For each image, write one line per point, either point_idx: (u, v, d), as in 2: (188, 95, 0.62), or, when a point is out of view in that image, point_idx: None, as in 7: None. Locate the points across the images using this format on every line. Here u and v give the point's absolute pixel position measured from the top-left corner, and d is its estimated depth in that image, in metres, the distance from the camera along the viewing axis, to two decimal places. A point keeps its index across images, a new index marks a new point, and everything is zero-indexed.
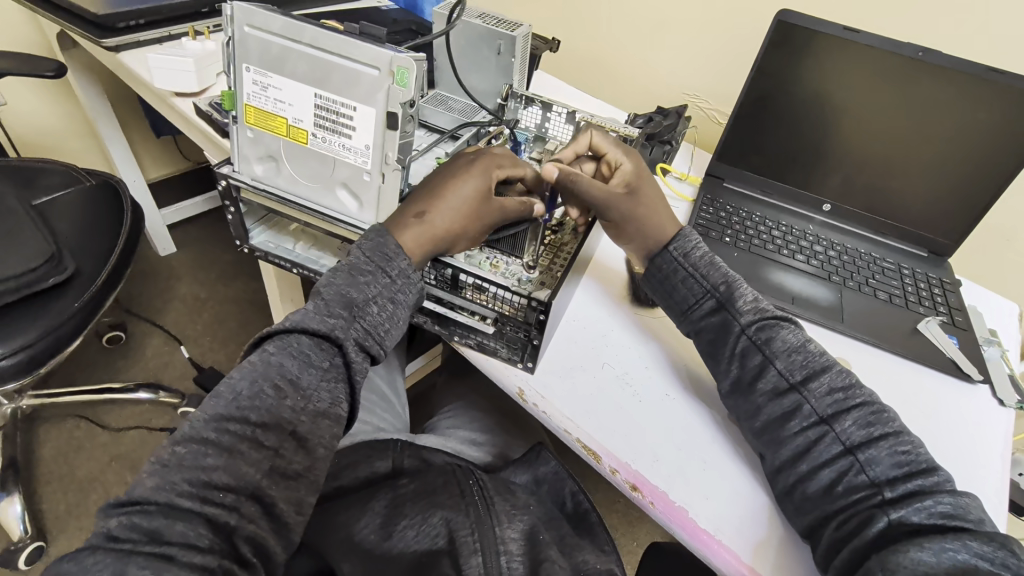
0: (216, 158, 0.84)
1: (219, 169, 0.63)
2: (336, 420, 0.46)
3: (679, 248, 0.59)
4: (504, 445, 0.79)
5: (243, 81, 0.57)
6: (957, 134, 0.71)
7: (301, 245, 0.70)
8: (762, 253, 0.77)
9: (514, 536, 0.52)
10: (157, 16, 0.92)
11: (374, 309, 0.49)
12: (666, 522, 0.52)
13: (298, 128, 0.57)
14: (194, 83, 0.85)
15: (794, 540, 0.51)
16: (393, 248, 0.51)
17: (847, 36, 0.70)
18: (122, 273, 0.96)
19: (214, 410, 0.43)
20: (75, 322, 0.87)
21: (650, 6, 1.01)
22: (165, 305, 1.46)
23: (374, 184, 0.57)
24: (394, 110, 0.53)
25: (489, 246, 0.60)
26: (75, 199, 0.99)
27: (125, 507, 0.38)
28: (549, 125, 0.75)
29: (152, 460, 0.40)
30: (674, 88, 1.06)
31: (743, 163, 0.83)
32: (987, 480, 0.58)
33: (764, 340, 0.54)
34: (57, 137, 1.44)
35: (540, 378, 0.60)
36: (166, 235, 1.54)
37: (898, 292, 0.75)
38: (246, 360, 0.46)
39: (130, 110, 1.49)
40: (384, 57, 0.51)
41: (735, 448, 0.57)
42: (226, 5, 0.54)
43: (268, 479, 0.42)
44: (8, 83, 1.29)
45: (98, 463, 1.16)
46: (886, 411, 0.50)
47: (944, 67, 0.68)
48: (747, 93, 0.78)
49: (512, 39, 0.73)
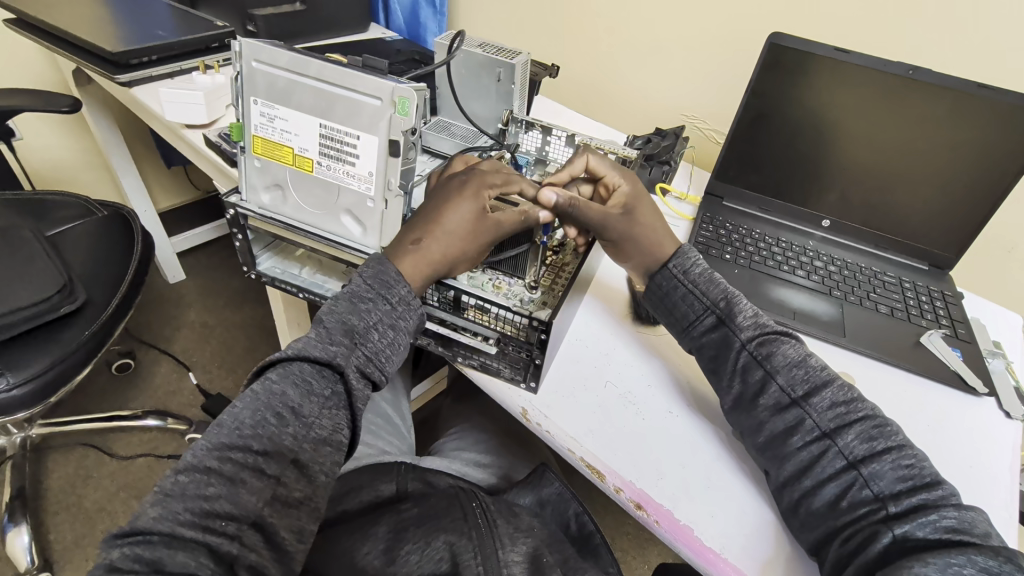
0: (223, 187, 0.86)
1: (227, 199, 0.65)
2: (337, 447, 0.47)
3: (678, 266, 0.60)
4: (507, 466, 0.79)
5: (251, 113, 0.59)
6: (948, 148, 0.72)
7: (306, 271, 0.72)
8: (763, 269, 0.78)
9: (518, 559, 0.53)
10: (169, 52, 0.96)
11: (375, 336, 0.50)
12: (671, 541, 0.52)
13: (303, 157, 0.59)
14: (204, 116, 0.88)
15: (803, 557, 0.51)
16: (393, 275, 0.53)
17: (838, 57, 0.72)
18: (132, 301, 0.98)
19: (215, 439, 0.43)
20: (87, 349, 0.88)
21: (645, 27, 1.04)
22: (175, 332, 1.48)
23: (377, 210, 0.58)
24: (396, 138, 0.54)
25: (492, 267, 0.61)
26: (88, 229, 1.02)
27: (127, 537, 0.38)
28: (549, 148, 0.74)
29: (156, 489, 0.41)
30: (671, 109, 1.09)
31: (741, 182, 0.85)
32: (999, 494, 0.57)
33: (764, 356, 0.54)
34: (70, 171, 1.48)
35: (543, 399, 0.61)
36: (175, 263, 1.57)
37: (900, 306, 0.75)
38: (248, 389, 0.47)
39: (143, 144, 1.53)
40: (385, 87, 0.53)
41: (741, 466, 0.57)
42: (236, 42, 0.57)
43: (269, 508, 0.43)
44: (25, 118, 1.33)
45: (106, 493, 1.16)
46: (889, 424, 0.50)
47: (934, 84, 0.70)
48: (743, 113, 0.79)
49: (511, 67, 0.76)
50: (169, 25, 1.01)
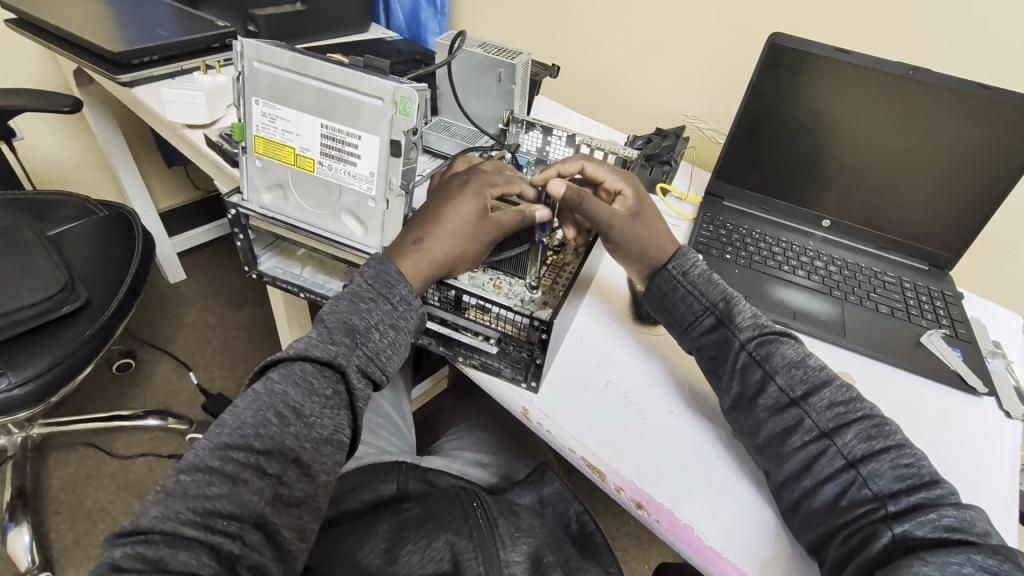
0: (224, 187, 0.86)
1: (228, 198, 0.65)
2: (339, 447, 0.47)
3: (678, 266, 0.60)
4: (508, 466, 0.79)
5: (253, 113, 0.59)
6: (948, 149, 0.72)
7: (307, 270, 0.72)
8: (763, 269, 0.78)
9: (518, 559, 0.53)
10: (170, 51, 0.96)
11: (376, 336, 0.50)
12: (671, 540, 0.52)
13: (304, 157, 0.59)
14: (205, 116, 0.89)
15: (803, 557, 0.51)
16: (394, 275, 0.53)
17: (838, 57, 0.72)
18: (133, 300, 0.98)
19: (217, 438, 0.44)
20: (88, 348, 0.89)
21: (646, 28, 1.04)
22: (175, 332, 1.48)
23: (378, 210, 0.58)
24: (397, 138, 0.54)
25: (493, 267, 0.61)
26: (89, 229, 1.02)
27: (129, 537, 0.39)
28: (549, 148, 0.75)
29: (158, 488, 0.41)
30: (671, 110, 1.09)
31: (741, 182, 0.85)
32: (998, 493, 0.57)
33: (764, 356, 0.54)
34: (71, 171, 1.48)
35: (544, 399, 0.61)
36: (176, 263, 1.57)
37: (900, 305, 0.75)
38: (250, 388, 0.47)
39: (143, 144, 1.53)
40: (387, 87, 0.53)
41: (741, 466, 0.57)
42: (237, 42, 0.57)
43: (271, 508, 0.43)
44: (26, 117, 1.33)
45: (107, 493, 1.16)
46: (888, 424, 0.50)
47: (934, 85, 0.70)
48: (744, 113, 0.79)
49: (512, 67, 0.76)
50: (170, 25, 1.01)
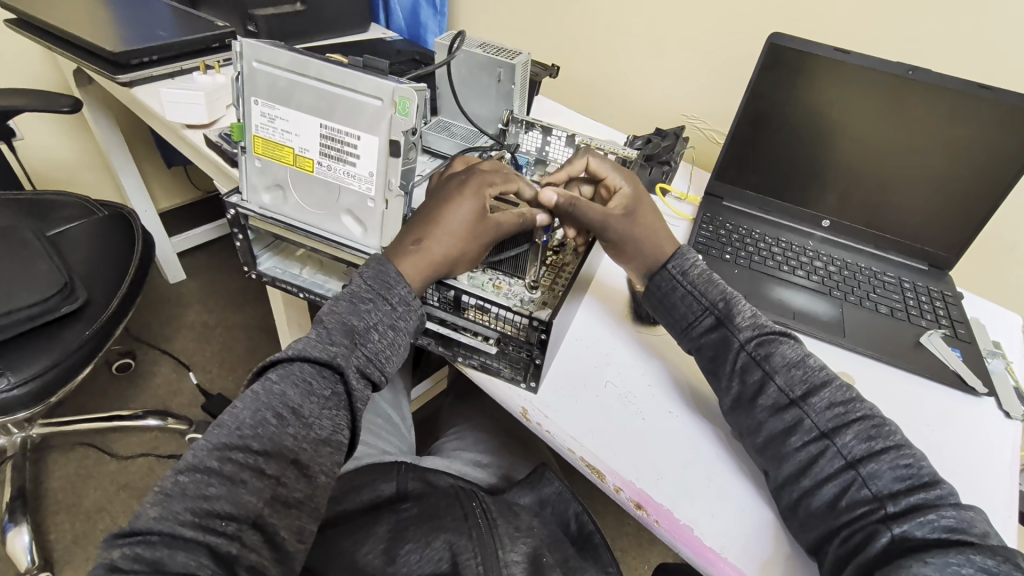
0: (224, 187, 0.86)
1: (227, 199, 0.65)
2: (338, 447, 0.47)
3: (677, 266, 0.60)
4: (507, 466, 0.79)
5: (252, 114, 0.59)
6: (947, 149, 0.72)
7: (307, 270, 0.72)
8: (763, 270, 0.78)
9: (518, 559, 0.53)
10: (169, 51, 0.96)
11: (375, 336, 0.50)
12: (670, 540, 0.52)
13: (303, 157, 0.59)
14: (204, 116, 0.89)
15: (802, 558, 0.51)
16: (394, 276, 0.53)
17: (837, 58, 0.72)
18: (132, 300, 0.98)
19: (216, 439, 0.44)
20: (87, 349, 0.88)
21: (646, 28, 1.04)
22: (175, 332, 1.48)
23: (377, 210, 0.58)
24: (396, 138, 0.54)
25: (492, 267, 0.61)
26: (89, 229, 1.02)
27: (128, 538, 0.38)
28: (549, 148, 0.74)
29: (156, 489, 0.41)
30: (671, 110, 1.09)
31: (741, 182, 0.85)
32: (997, 494, 0.57)
33: (764, 356, 0.54)
34: (70, 171, 1.48)
35: (543, 399, 0.61)
36: (176, 263, 1.57)
37: (899, 305, 0.75)
38: (249, 389, 0.47)
39: (143, 144, 1.53)
40: (386, 87, 0.53)
41: (740, 466, 0.57)
42: (237, 42, 0.57)
43: (269, 508, 0.43)
44: (26, 118, 1.33)
45: (106, 493, 1.16)
46: (888, 425, 0.50)
47: (933, 85, 0.70)
48: (743, 114, 0.79)
49: (511, 67, 0.76)
50: (170, 26, 1.01)
